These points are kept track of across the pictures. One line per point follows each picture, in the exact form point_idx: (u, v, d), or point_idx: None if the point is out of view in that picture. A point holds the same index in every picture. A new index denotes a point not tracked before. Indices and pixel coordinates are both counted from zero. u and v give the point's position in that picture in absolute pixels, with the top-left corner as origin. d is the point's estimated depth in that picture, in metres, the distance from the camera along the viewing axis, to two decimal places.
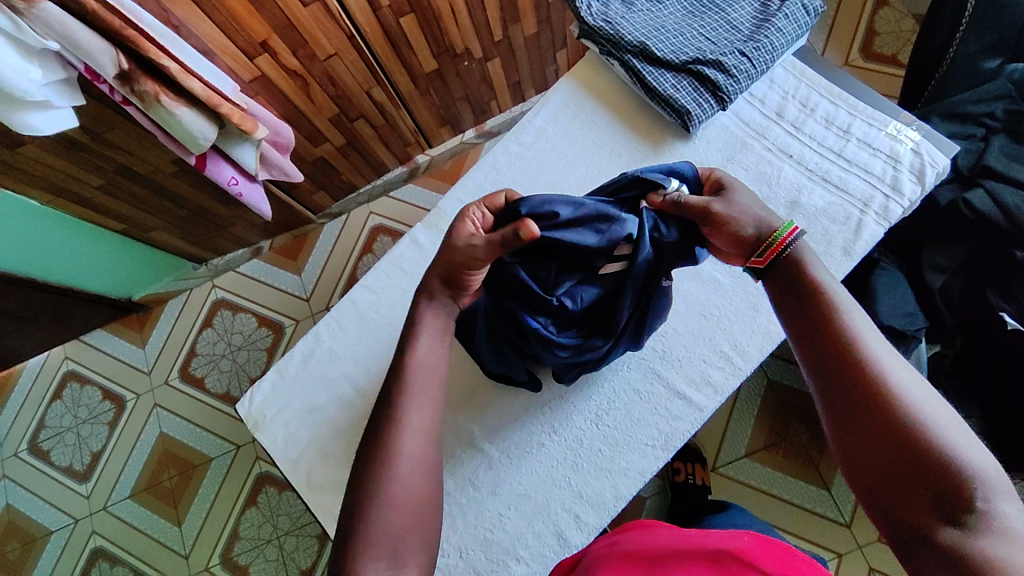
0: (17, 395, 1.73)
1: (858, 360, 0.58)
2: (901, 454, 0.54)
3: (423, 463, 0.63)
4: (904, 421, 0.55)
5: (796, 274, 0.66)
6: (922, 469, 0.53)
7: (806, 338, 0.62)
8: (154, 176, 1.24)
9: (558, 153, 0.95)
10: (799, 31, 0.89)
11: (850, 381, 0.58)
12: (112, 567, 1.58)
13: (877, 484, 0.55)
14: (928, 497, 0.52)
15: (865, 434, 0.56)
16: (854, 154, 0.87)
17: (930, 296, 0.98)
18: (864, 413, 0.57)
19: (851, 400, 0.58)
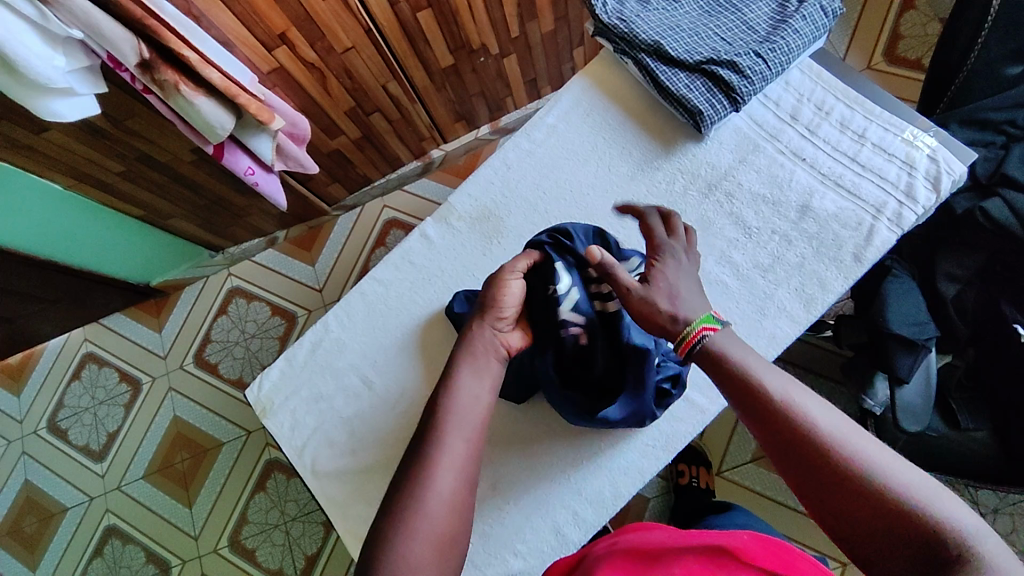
0: (38, 374, 1.78)
1: (811, 447, 0.58)
2: (880, 529, 0.53)
3: (452, 500, 0.61)
4: (873, 494, 0.54)
5: (716, 363, 0.66)
6: (904, 533, 0.52)
7: (753, 417, 0.62)
8: (173, 164, 1.27)
9: (569, 151, 0.95)
10: (817, 33, 0.88)
11: (810, 467, 0.57)
12: (124, 545, 1.62)
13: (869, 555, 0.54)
14: (924, 567, 0.51)
15: (835, 508, 0.55)
16: (868, 158, 0.86)
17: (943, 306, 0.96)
18: (841, 496, 0.55)
19: (812, 476, 0.57)
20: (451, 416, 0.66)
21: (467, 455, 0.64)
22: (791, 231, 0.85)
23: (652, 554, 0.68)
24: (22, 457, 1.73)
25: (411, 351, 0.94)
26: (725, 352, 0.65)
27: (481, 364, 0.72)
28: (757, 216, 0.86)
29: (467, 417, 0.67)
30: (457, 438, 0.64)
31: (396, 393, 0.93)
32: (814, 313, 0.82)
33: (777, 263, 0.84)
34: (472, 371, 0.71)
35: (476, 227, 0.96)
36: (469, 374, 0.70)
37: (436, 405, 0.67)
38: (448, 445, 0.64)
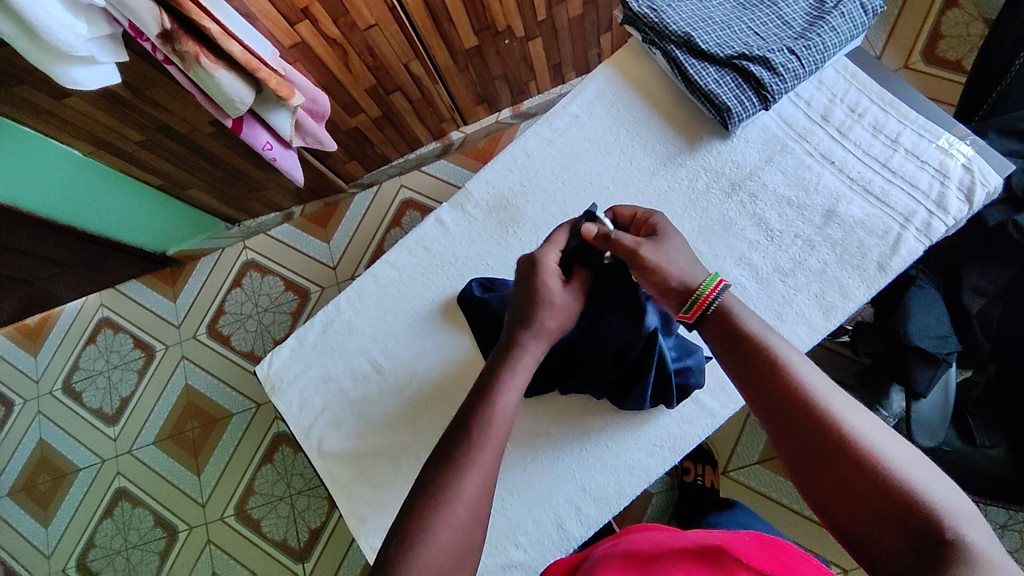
0: (55, 336, 1.81)
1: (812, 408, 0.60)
2: (869, 492, 0.56)
3: (475, 506, 0.61)
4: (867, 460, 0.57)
5: (727, 326, 0.67)
6: (892, 503, 0.55)
7: (758, 379, 0.63)
8: (192, 136, 1.26)
9: (591, 143, 0.93)
10: (854, 32, 0.85)
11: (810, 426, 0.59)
12: (133, 508, 1.65)
13: (854, 523, 0.56)
14: (903, 532, 0.54)
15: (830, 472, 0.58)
16: (900, 165, 0.83)
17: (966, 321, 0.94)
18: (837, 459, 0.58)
19: (809, 440, 0.59)
20: (489, 424, 0.65)
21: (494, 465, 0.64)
22: (815, 236, 0.83)
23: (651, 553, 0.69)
24: (37, 417, 1.77)
25: (421, 337, 0.94)
26: (737, 312, 0.66)
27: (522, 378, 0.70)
28: (780, 219, 0.84)
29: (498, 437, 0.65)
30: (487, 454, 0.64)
31: (405, 378, 0.93)
32: (833, 321, 0.80)
33: (798, 268, 0.82)
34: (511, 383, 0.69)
35: (492, 216, 0.95)
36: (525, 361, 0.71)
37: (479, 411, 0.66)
38: (480, 456, 0.63)
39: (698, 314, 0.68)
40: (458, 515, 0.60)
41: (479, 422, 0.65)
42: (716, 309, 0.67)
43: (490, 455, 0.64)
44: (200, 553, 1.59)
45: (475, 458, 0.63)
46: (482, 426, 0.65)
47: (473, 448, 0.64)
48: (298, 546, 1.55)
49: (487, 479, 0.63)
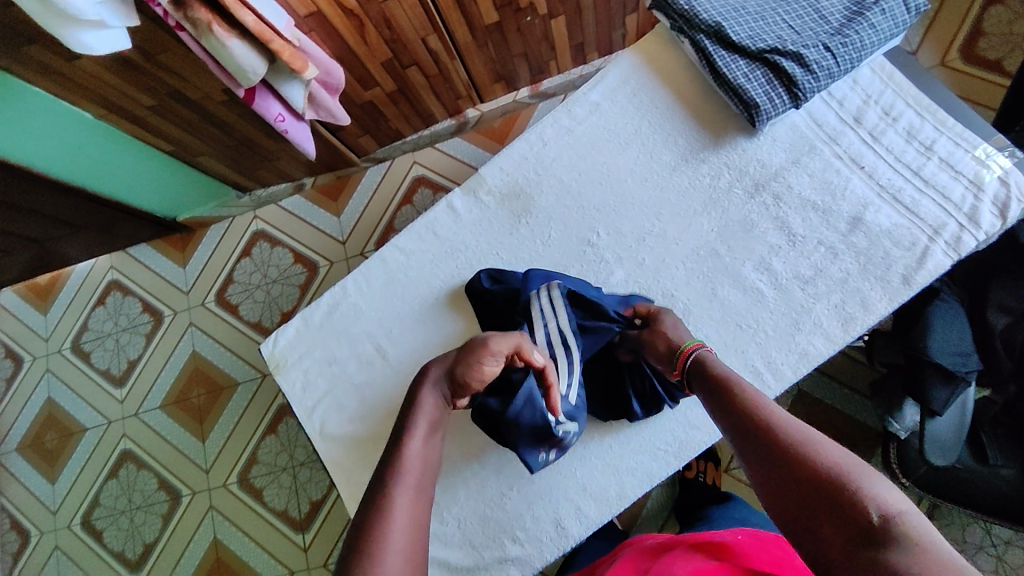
0: (65, 296, 1.81)
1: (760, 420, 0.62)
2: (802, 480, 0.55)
3: (413, 529, 0.58)
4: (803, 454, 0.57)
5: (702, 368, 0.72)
6: (820, 486, 0.54)
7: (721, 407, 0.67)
8: (203, 103, 1.23)
9: (611, 133, 0.90)
10: (895, 30, 0.80)
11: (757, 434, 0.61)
12: (137, 470, 1.68)
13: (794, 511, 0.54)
14: (834, 514, 0.52)
15: (772, 476, 0.58)
16: (932, 174, 0.80)
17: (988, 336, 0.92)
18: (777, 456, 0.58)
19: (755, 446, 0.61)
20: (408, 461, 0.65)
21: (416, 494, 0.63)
22: (839, 244, 0.80)
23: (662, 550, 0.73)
24: (46, 375, 1.79)
25: (427, 325, 0.92)
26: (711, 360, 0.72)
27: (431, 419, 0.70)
28: (803, 223, 0.81)
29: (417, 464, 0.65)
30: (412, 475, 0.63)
31: (410, 364, 0.92)
32: (851, 334, 0.78)
33: (819, 276, 0.80)
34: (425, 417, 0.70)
35: (505, 204, 0.92)
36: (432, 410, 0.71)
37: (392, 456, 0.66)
38: (401, 485, 0.62)
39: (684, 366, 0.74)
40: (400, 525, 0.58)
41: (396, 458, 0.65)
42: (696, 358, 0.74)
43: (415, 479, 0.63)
44: (202, 517, 1.62)
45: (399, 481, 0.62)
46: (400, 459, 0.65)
47: (395, 478, 0.63)
48: (298, 516, 1.57)
49: (414, 503, 0.61)
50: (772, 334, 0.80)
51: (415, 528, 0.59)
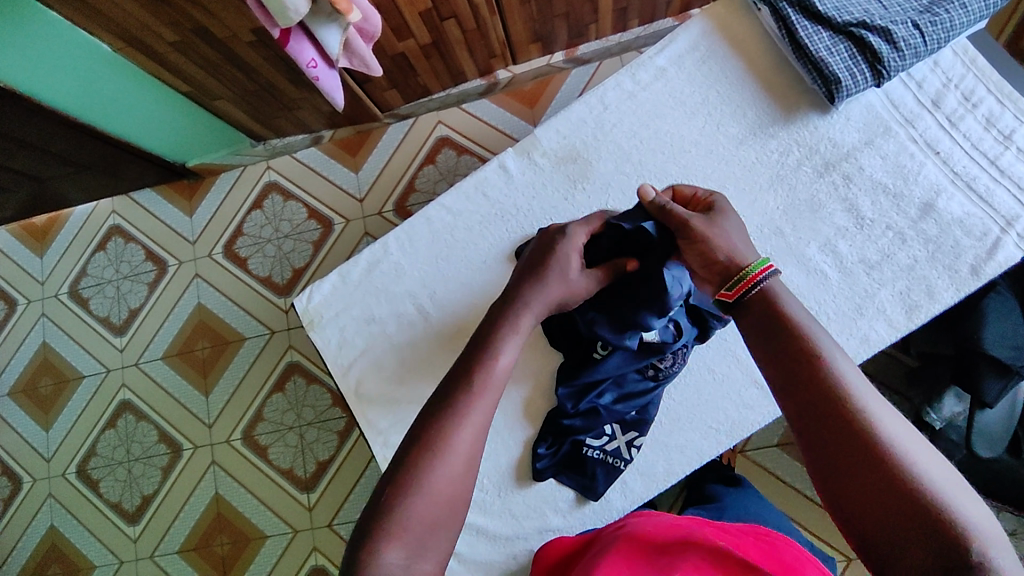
0: (64, 238, 1.74)
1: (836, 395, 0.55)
2: (879, 480, 0.51)
3: (465, 462, 0.60)
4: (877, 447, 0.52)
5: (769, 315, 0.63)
6: (900, 498, 0.50)
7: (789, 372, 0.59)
8: (230, 42, 1.17)
9: (676, 101, 0.87)
10: (984, 12, 0.78)
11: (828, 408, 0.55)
12: (136, 421, 1.64)
13: (865, 509, 0.51)
14: (916, 532, 0.49)
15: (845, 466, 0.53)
16: (1009, 165, 0.80)
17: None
18: (852, 444, 0.53)
19: (826, 426, 0.55)
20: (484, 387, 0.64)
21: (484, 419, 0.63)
22: (908, 230, 0.80)
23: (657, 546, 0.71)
24: (41, 319, 1.72)
25: (473, 288, 0.89)
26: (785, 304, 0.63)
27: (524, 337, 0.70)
28: (873, 207, 0.81)
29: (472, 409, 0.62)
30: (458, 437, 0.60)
31: (454, 326, 0.89)
32: (915, 320, 0.79)
33: (886, 261, 0.80)
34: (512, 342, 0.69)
35: (560, 167, 0.89)
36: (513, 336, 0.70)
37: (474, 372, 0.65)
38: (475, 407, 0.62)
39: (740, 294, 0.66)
40: (438, 487, 0.58)
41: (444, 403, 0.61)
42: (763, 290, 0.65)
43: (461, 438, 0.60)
44: (203, 472, 1.59)
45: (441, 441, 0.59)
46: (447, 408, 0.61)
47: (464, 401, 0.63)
48: (304, 476, 1.54)
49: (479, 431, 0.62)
50: (835, 314, 0.80)
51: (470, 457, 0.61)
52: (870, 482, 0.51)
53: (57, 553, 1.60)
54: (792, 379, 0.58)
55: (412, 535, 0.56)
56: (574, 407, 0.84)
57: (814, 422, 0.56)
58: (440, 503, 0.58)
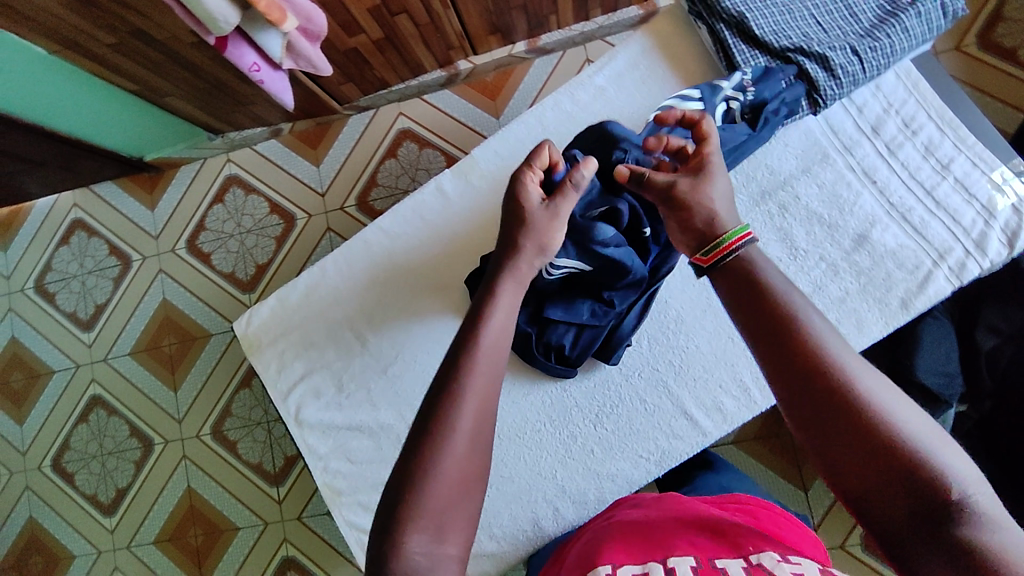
0: (27, 232, 1.72)
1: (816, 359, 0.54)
2: (864, 441, 0.50)
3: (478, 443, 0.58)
4: (857, 409, 0.51)
5: (741, 281, 0.62)
6: (884, 455, 0.49)
7: (767, 337, 0.58)
8: (171, 43, 1.11)
9: (614, 120, 0.96)
10: (927, 35, 0.90)
11: (810, 375, 0.54)
12: (108, 416, 1.65)
13: (849, 471, 0.51)
14: (900, 485, 0.49)
15: (829, 426, 0.52)
16: (945, 195, 0.91)
17: (977, 357, 1.03)
18: (832, 413, 0.52)
19: (810, 393, 0.54)
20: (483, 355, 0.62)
21: (490, 400, 0.60)
22: (841, 261, 0.90)
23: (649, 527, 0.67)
24: (9, 313, 1.72)
25: (411, 315, 0.93)
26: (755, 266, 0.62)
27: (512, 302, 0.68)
28: (807, 238, 0.90)
29: (488, 359, 0.61)
30: (483, 378, 0.60)
31: (390, 355, 0.92)
32: None
33: (818, 292, 0.89)
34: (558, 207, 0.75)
35: (497, 190, 0.95)
36: (508, 291, 0.68)
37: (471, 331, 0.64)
38: (474, 380, 0.60)
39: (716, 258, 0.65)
40: (453, 465, 0.56)
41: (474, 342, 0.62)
42: (737, 259, 0.64)
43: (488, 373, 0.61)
44: (176, 466, 1.61)
45: (467, 379, 0.60)
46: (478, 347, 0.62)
47: (469, 376, 0.60)
48: (273, 470, 1.57)
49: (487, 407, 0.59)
50: None
51: (482, 436, 0.58)
52: (852, 440, 0.51)
53: (36, 543, 1.64)
54: (773, 349, 0.57)
55: (430, 521, 0.54)
56: (624, 284, 0.88)
57: (798, 392, 0.54)
58: (454, 482, 0.56)
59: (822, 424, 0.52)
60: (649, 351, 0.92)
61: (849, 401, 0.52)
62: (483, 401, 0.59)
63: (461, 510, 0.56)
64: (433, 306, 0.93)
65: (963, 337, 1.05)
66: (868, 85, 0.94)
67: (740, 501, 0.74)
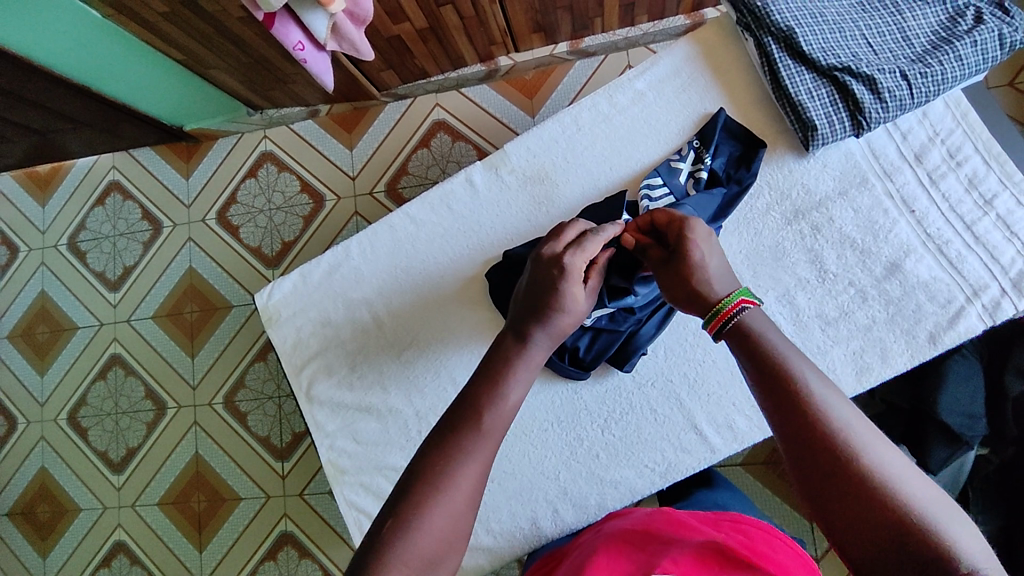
0: (64, 190, 1.77)
1: (822, 421, 0.55)
2: (869, 506, 0.50)
3: (469, 500, 0.58)
4: (863, 473, 0.51)
5: (745, 341, 0.63)
6: (890, 521, 0.49)
7: (774, 399, 0.58)
8: (220, 17, 1.13)
9: (650, 126, 0.95)
10: (982, 64, 0.87)
11: (815, 437, 0.54)
12: (125, 376, 1.69)
13: (855, 534, 0.50)
14: (906, 554, 0.48)
15: (835, 490, 0.52)
16: (984, 231, 0.88)
17: (1002, 402, 1.01)
18: (838, 475, 0.52)
19: (815, 455, 0.54)
20: (493, 419, 0.63)
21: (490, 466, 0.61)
22: (870, 288, 0.88)
23: (639, 542, 0.69)
24: (40, 268, 1.76)
25: (430, 302, 0.93)
26: (760, 332, 0.63)
27: (528, 376, 0.68)
28: (838, 262, 0.89)
29: (498, 425, 0.63)
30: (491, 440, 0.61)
31: (405, 339, 0.92)
32: (865, 381, 0.85)
33: (843, 318, 0.87)
34: (588, 289, 0.75)
35: (528, 187, 0.95)
36: (526, 372, 0.68)
37: (485, 394, 0.65)
38: (480, 443, 0.61)
39: (720, 328, 0.66)
40: (443, 516, 0.56)
41: (482, 413, 0.63)
42: (739, 323, 0.65)
43: (489, 443, 0.62)
44: (185, 432, 1.64)
45: (474, 444, 0.61)
46: (485, 418, 0.63)
47: (477, 436, 0.61)
48: (280, 445, 1.59)
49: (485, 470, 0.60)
50: None
51: (475, 495, 0.59)
52: (857, 505, 0.50)
53: (45, 493, 1.68)
54: (780, 410, 0.57)
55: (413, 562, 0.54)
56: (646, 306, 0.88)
57: (804, 454, 0.54)
58: (442, 533, 0.56)
59: (828, 487, 0.52)
60: (665, 363, 0.91)
61: (854, 463, 0.52)
62: (477, 471, 0.59)
63: (442, 561, 0.56)
64: (449, 295, 0.93)
65: (989, 380, 1.03)
66: (915, 111, 0.92)
67: (736, 520, 0.73)
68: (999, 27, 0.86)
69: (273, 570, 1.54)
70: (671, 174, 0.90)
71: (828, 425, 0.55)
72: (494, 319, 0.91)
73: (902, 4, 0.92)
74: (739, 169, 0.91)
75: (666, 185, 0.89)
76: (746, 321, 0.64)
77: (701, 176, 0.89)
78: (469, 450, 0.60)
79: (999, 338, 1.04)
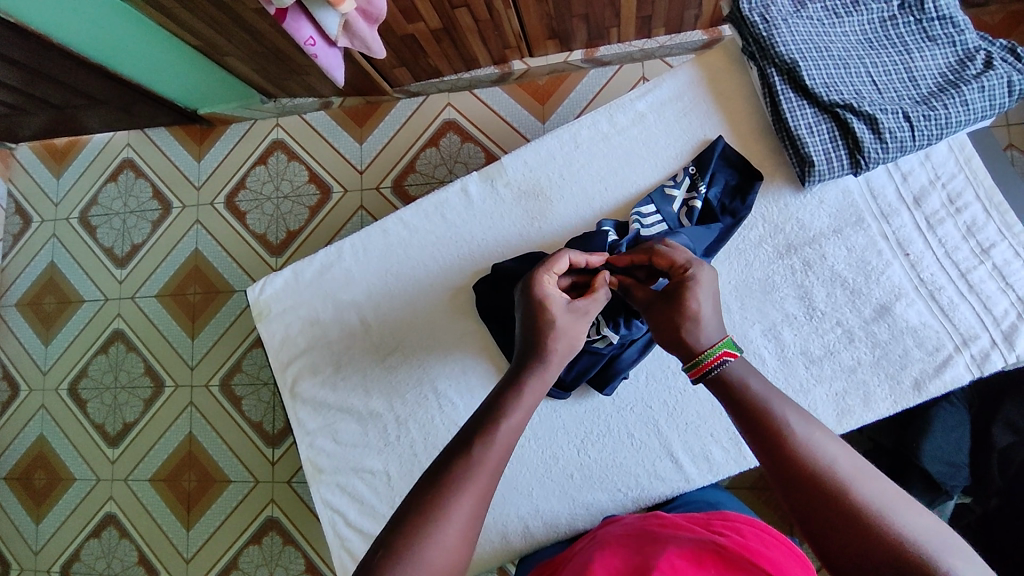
0: (80, 164, 1.79)
1: (808, 463, 0.56)
2: (864, 542, 0.51)
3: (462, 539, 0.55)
4: (853, 511, 0.53)
5: (727, 389, 0.65)
6: (886, 556, 0.50)
7: (762, 444, 0.60)
8: (235, 6, 1.14)
9: (649, 148, 0.95)
10: (988, 111, 0.86)
11: (804, 480, 0.56)
12: (126, 352, 1.71)
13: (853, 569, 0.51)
14: None
15: (830, 530, 0.53)
16: (978, 280, 0.87)
17: (988, 449, 1.00)
18: (831, 515, 0.53)
19: (806, 496, 0.55)
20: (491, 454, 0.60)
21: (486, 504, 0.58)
22: (858, 330, 0.87)
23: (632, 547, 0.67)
24: (51, 240, 1.79)
25: (417, 309, 0.93)
26: (739, 380, 0.65)
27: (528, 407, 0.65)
28: (827, 300, 0.88)
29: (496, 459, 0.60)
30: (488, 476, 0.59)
31: (390, 344, 0.93)
32: (845, 424, 0.84)
33: (827, 357, 0.86)
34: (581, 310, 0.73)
35: (521, 202, 0.95)
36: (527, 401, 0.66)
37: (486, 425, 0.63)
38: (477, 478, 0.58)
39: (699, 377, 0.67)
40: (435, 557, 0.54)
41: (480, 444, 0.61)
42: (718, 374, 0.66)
43: (488, 475, 0.59)
44: (181, 411, 1.66)
45: (470, 478, 0.58)
46: (483, 449, 0.60)
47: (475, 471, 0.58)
48: (271, 432, 1.61)
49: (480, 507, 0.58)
50: None
51: (469, 534, 0.56)
52: (852, 542, 0.52)
53: (42, 461, 1.71)
54: (769, 455, 0.59)
55: None
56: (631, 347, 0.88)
57: (796, 497, 0.56)
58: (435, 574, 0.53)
59: (823, 527, 0.53)
60: (644, 389, 0.90)
61: (844, 502, 0.53)
62: (472, 508, 0.57)
63: None
64: (436, 306, 0.93)
65: (977, 427, 1.02)
66: (917, 153, 0.91)
67: (729, 518, 0.71)
68: (1008, 74, 0.84)
69: (257, 554, 1.56)
70: (664, 200, 0.90)
71: (814, 466, 0.56)
72: (482, 337, 0.91)
73: (912, 43, 0.90)
74: (734, 201, 0.89)
75: (658, 211, 0.89)
76: (722, 372, 0.66)
77: (695, 205, 0.89)
78: (465, 488, 0.58)
79: (992, 386, 1.02)
